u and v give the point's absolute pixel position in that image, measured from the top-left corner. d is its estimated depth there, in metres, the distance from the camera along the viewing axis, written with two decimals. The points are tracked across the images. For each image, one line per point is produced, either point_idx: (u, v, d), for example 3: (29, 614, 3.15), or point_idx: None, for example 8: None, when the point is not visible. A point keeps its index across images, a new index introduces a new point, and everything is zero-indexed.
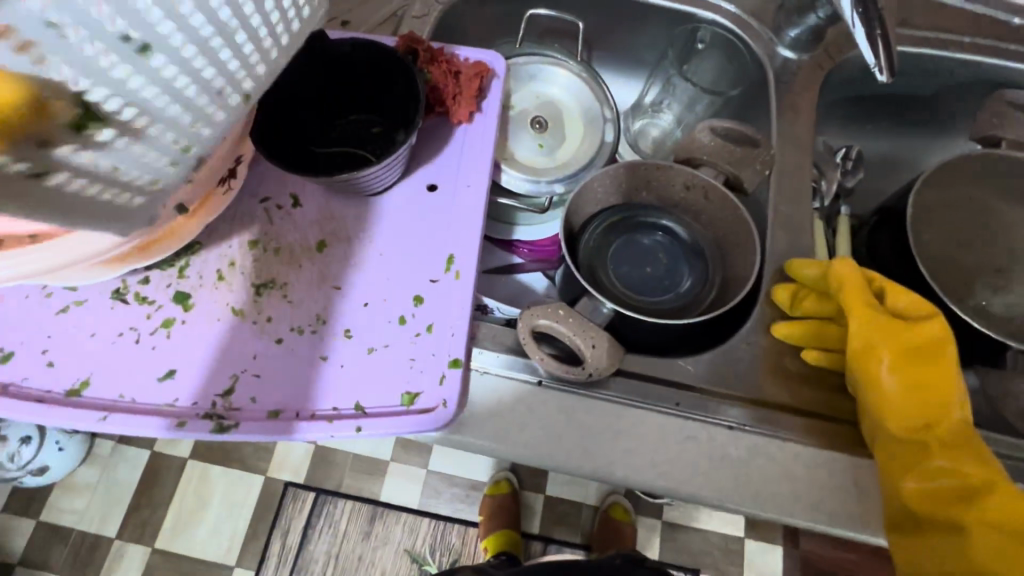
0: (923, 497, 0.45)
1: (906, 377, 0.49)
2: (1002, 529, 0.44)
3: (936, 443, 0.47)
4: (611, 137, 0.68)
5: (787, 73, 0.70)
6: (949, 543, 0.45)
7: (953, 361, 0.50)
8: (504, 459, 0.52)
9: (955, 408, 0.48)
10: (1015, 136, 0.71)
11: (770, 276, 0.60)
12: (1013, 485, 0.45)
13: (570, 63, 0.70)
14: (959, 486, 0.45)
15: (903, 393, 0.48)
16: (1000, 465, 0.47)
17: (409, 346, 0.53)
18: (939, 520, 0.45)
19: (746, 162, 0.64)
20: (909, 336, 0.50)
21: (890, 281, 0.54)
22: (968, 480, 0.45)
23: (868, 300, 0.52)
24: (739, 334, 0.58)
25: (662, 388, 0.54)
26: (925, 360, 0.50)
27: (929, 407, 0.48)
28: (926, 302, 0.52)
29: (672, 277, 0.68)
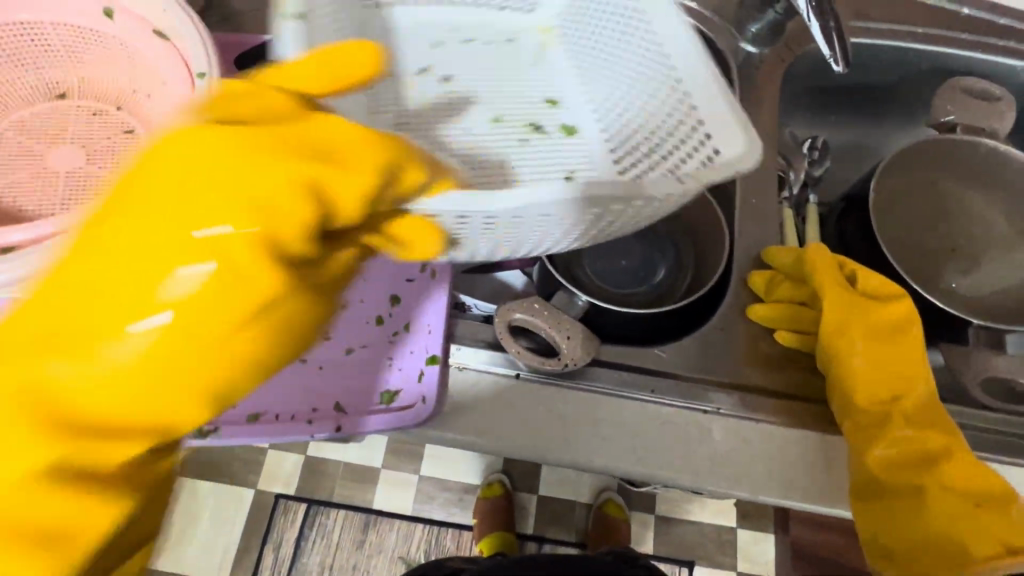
0: (883, 465, 0.47)
1: (874, 354, 0.50)
2: (957, 494, 0.45)
3: (899, 415, 0.48)
4: None
5: (749, 68, 0.72)
6: (909, 509, 0.46)
7: (918, 340, 0.51)
8: (487, 452, 0.53)
9: (919, 383, 0.50)
10: (968, 120, 0.73)
11: (743, 261, 0.62)
12: (970, 453, 0.47)
13: None
14: (919, 454, 0.47)
15: (869, 368, 0.49)
16: (961, 437, 0.48)
17: (387, 346, 0.53)
18: (900, 486, 0.46)
19: None
20: (877, 316, 0.51)
21: (861, 265, 0.55)
22: (927, 448, 0.47)
23: (838, 283, 0.53)
24: (713, 320, 0.59)
25: (639, 375, 0.55)
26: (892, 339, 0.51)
27: (895, 383, 0.50)
28: (894, 284, 0.54)
29: (647, 269, 0.69)
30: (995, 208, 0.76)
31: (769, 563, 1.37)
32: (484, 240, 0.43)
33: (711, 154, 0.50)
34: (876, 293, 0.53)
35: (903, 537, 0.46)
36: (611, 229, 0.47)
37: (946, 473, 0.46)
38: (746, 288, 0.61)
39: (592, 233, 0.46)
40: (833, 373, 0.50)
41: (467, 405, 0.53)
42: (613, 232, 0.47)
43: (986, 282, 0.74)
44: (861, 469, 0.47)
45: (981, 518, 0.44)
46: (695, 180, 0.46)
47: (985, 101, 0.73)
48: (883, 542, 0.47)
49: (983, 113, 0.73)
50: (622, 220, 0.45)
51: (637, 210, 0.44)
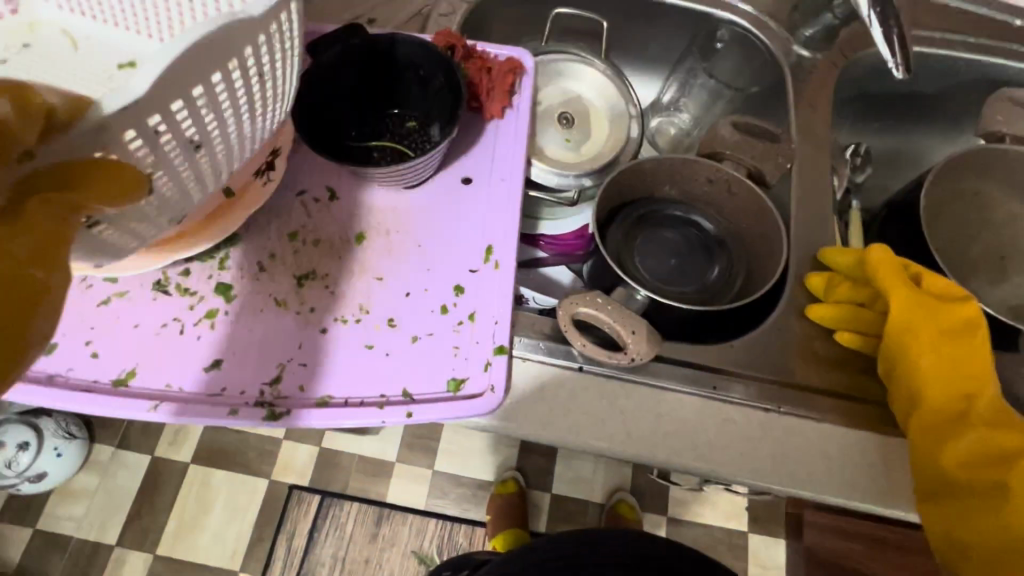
0: (961, 465, 0.47)
1: (942, 356, 0.51)
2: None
3: (972, 415, 0.49)
4: (635, 134, 0.70)
5: (802, 71, 0.72)
6: (989, 507, 0.47)
7: (987, 341, 0.52)
8: (551, 444, 0.53)
9: (992, 382, 0.50)
10: (1015, 130, 0.74)
11: (799, 264, 0.62)
12: None
13: (597, 62, 0.71)
14: (995, 452, 0.48)
15: (938, 370, 0.50)
16: None
17: (453, 335, 0.53)
18: (974, 485, 0.47)
19: (769, 156, 0.67)
20: (944, 316, 0.52)
21: (925, 267, 0.56)
22: (1002, 448, 0.48)
23: (903, 283, 0.54)
24: (769, 321, 0.60)
25: (699, 372, 0.56)
26: (961, 340, 0.51)
27: (966, 383, 0.50)
28: (959, 286, 0.54)
29: (698, 270, 0.70)
30: None
31: (777, 567, 1.38)
32: (175, 145, 0.36)
33: (273, 15, 0.37)
34: (940, 294, 0.54)
35: (982, 535, 0.47)
36: (217, 121, 0.38)
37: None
38: (802, 289, 0.61)
39: (249, 129, 0.42)
40: (904, 375, 0.51)
41: (531, 396, 0.53)
42: (211, 141, 0.39)
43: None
44: (939, 469, 0.48)
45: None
46: (246, 68, 0.38)
47: None
48: (959, 541, 0.48)
49: None
50: (211, 114, 0.37)
51: (220, 94, 0.37)
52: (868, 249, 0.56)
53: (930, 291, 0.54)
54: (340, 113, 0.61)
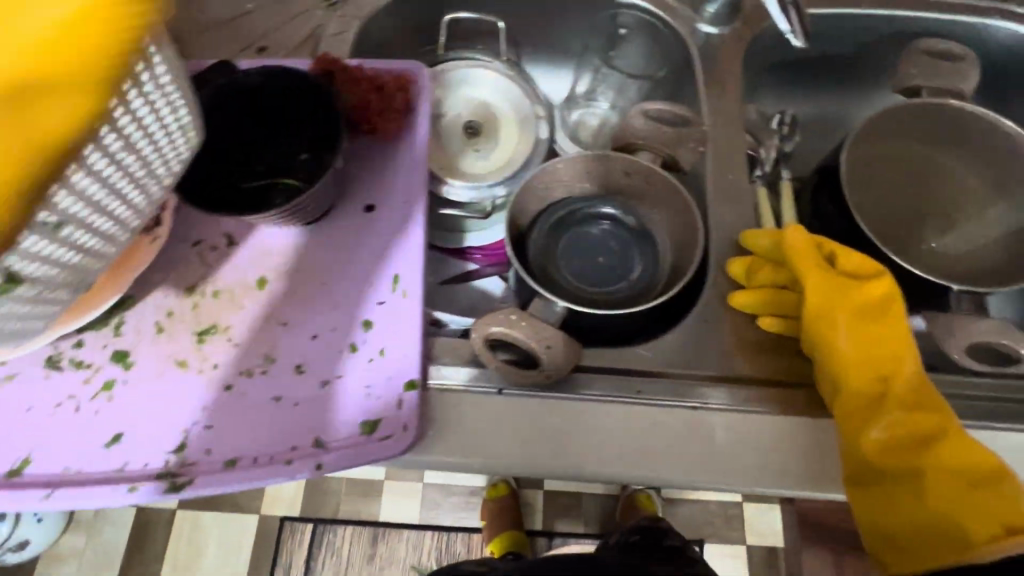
0: (885, 452, 0.47)
1: (860, 336, 0.51)
2: (957, 475, 0.46)
3: (895, 399, 0.49)
4: (545, 134, 0.67)
5: (710, 48, 0.70)
6: (913, 494, 0.47)
7: (903, 317, 0.51)
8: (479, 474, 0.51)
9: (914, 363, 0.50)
10: (932, 83, 0.73)
11: (718, 250, 0.61)
12: (960, 427, 0.48)
13: (494, 64, 0.69)
14: (916, 437, 0.48)
15: (857, 352, 0.50)
16: (953, 415, 0.49)
17: (363, 374, 0.51)
18: (898, 470, 0.47)
19: (680, 142, 0.65)
20: (860, 297, 0.51)
21: (839, 245, 0.55)
22: (923, 429, 0.48)
23: (816, 266, 0.53)
24: (693, 313, 0.58)
25: (621, 378, 0.55)
26: (874, 322, 0.51)
27: (886, 366, 0.50)
28: (872, 262, 0.54)
29: (625, 265, 0.67)
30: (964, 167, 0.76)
31: (776, 532, 1.38)
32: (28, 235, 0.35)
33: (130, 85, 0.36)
34: (857, 273, 0.53)
35: (909, 525, 0.47)
36: (79, 201, 0.38)
37: (945, 454, 0.47)
38: (724, 276, 0.60)
39: (125, 196, 0.42)
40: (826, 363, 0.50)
41: (454, 427, 0.51)
42: (79, 220, 0.39)
43: (948, 243, 0.75)
44: (861, 459, 0.48)
45: (979, 498, 0.45)
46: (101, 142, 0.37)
47: (949, 62, 0.73)
48: (887, 530, 0.47)
49: (948, 74, 0.73)
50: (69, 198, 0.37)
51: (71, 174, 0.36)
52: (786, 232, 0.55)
53: (847, 272, 0.53)
54: (228, 156, 0.56)
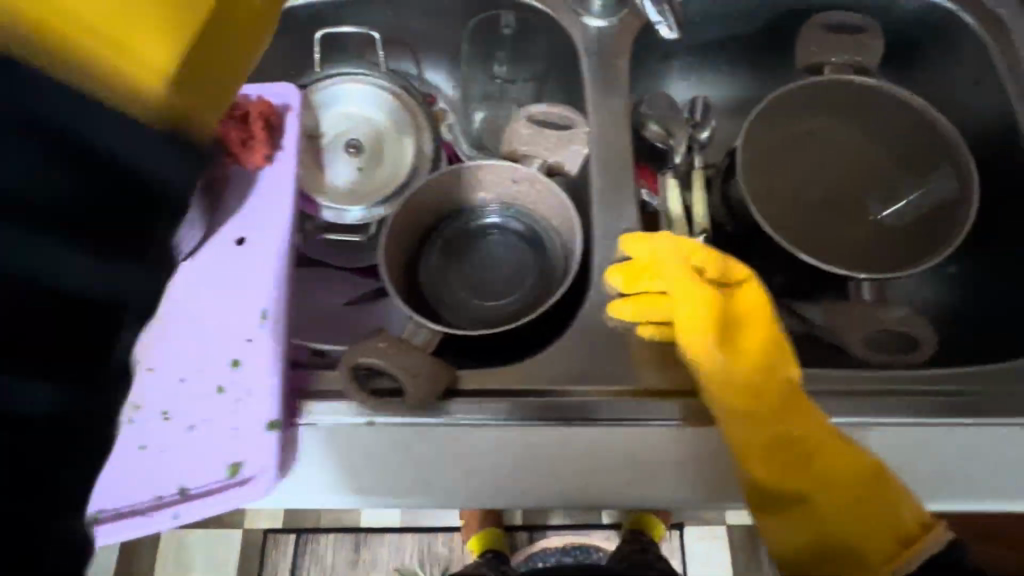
0: (775, 477, 0.48)
1: (733, 352, 0.50)
2: (844, 490, 0.47)
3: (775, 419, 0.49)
4: (429, 147, 0.65)
5: (597, 41, 0.68)
6: (806, 510, 0.48)
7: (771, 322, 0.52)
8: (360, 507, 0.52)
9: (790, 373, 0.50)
10: (835, 59, 0.70)
11: (603, 256, 0.59)
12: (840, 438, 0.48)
13: (369, 76, 0.66)
14: (802, 456, 0.48)
15: (734, 373, 0.49)
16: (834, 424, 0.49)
17: (229, 416, 0.51)
18: (790, 491, 0.48)
19: (564, 145, 0.63)
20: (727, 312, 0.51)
21: (705, 248, 0.53)
22: (806, 449, 0.48)
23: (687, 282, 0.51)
24: (577, 324, 0.57)
25: (501, 400, 0.53)
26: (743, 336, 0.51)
27: (762, 382, 0.49)
28: (737, 262, 0.54)
29: (520, 274, 0.65)
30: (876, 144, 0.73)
31: None
32: None
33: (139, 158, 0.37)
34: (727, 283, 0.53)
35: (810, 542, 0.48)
36: None
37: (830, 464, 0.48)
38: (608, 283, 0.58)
39: None
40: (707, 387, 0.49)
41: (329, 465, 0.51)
42: None
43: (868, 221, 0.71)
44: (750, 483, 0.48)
45: (868, 510, 0.46)
46: None
47: (851, 36, 0.70)
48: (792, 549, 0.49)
49: (850, 49, 0.70)
50: None
51: None
52: (658, 245, 0.54)
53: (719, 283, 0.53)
54: None
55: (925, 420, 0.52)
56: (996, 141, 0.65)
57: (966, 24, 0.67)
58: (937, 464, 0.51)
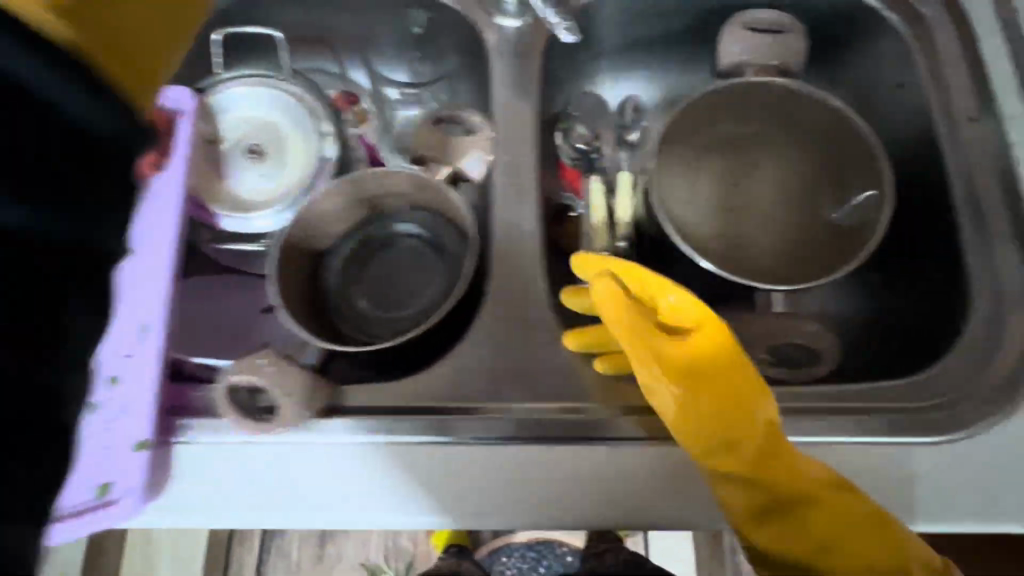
0: (780, 543, 0.46)
1: (710, 410, 0.48)
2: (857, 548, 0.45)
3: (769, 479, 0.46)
4: (331, 152, 0.63)
5: (507, 41, 0.65)
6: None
7: (743, 368, 0.49)
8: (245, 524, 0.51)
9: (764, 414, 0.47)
10: (757, 59, 0.68)
11: (499, 268, 0.58)
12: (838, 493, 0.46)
13: (276, 81, 0.65)
14: (803, 517, 0.46)
15: (717, 435, 0.47)
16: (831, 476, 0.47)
17: (99, 435, 0.50)
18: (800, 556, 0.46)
19: (466, 152, 0.61)
20: (691, 358, 0.49)
21: (660, 294, 0.52)
22: (805, 509, 0.46)
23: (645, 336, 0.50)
24: (469, 338, 0.56)
25: (380, 418, 0.52)
26: (705, 379, 0.48)
27: (738, 435, 0.47)
28: (693, 301, 0.51)
29: (422, 283, 0.64)
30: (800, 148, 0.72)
31: None
32: None
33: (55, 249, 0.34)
34: (680, 323, 0.51)
35: None
36: None
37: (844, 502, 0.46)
38: (503, 296, 0.57)
39: None
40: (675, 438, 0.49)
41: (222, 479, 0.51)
42: None
43: (787, 231, 0.70)
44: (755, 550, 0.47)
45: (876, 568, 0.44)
46: None
47: (771, 36, 0.67)
48: None
49: (771, 50, 0.67)
50: None
51: None
52: (597, 292, 0.53)
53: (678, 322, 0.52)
54: None
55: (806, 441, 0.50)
56: (917, 146, 0.64)
57: (890, 23, 0.65)
58: None
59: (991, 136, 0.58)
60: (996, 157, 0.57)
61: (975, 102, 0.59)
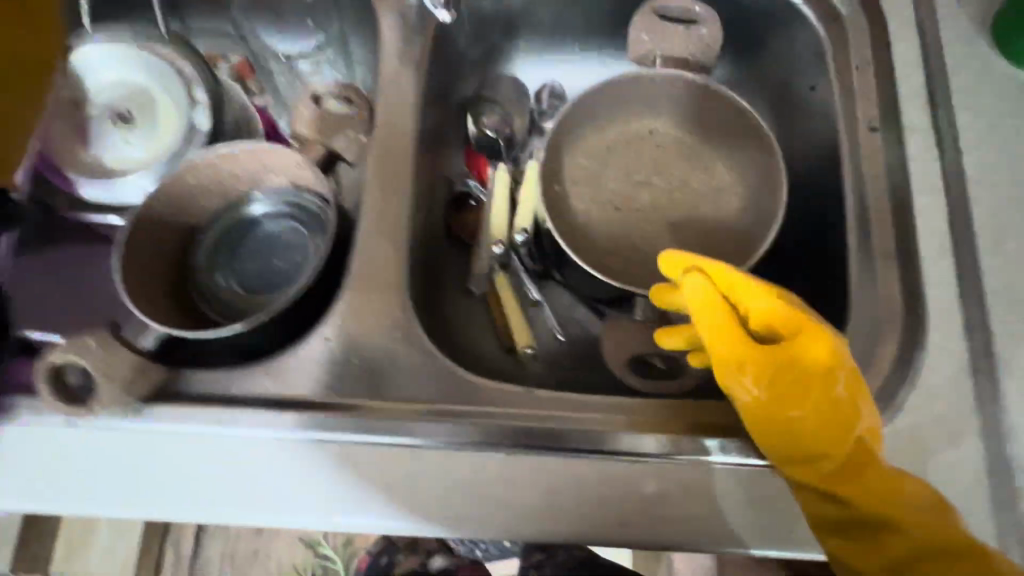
0: (855, 548, 0.44)
1: (784, 409, 0.45)
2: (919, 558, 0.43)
3: (831, 484, 0.44)
4: (202, 123, 0.60)
5: (399, 24, 0.63)
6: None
7: (844, 365, 0.45)
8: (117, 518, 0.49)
9: (846, 435, 0.44)
10: (666, 51, 0.65)
11: (361, 257, 0.55)
12: (909, 502, 0.44)
13: (151, 44, 0.61)
14: (868, 523, 0.44)
15: (802, 435, 0.45)
16: (901, 484, 0.44)
17: None
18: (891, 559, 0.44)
19: (340, 131, 0.59)
20: (778, 354, 0.46)
21: (737, 286, 0.48)
22: (884, 515, 0.44)
23: (736, 327, 0.47)
24: (321, 329, 0.53)
25: (212, 408, 0.50)
26: (825, 384, 0.45)
27: (829, 436, 0.44)
28: (774, 297, 0.47)
29: (292, 267, 0.61)
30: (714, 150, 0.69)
31: None
32: None
33: None
34: (774, 329, 0.47)
35: None
36: None
37: (886, 529, 0.44)
38: (363, 286, 0.55)
39: None
40: (770, 447, 0.46)
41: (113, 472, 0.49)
42: None
43: (686, 234, 0.67)
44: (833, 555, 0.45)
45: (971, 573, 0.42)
46: None
47: (683, 26, 0.64)
48: None
49: (681, 41, 0.65)
50: None
51: None
52: (687, 285, 0.49)
53: (754, 328, 0.48)
54: None
55: (645, 456, 0.48)
56: (820, 154, 0.61)
57: (806, 21, 0.61)
58: (654, 502, 0.48)
59: (887, 149, 0.55)
60: (889, 172, 0.55)
61: (878, 112, 0.56)
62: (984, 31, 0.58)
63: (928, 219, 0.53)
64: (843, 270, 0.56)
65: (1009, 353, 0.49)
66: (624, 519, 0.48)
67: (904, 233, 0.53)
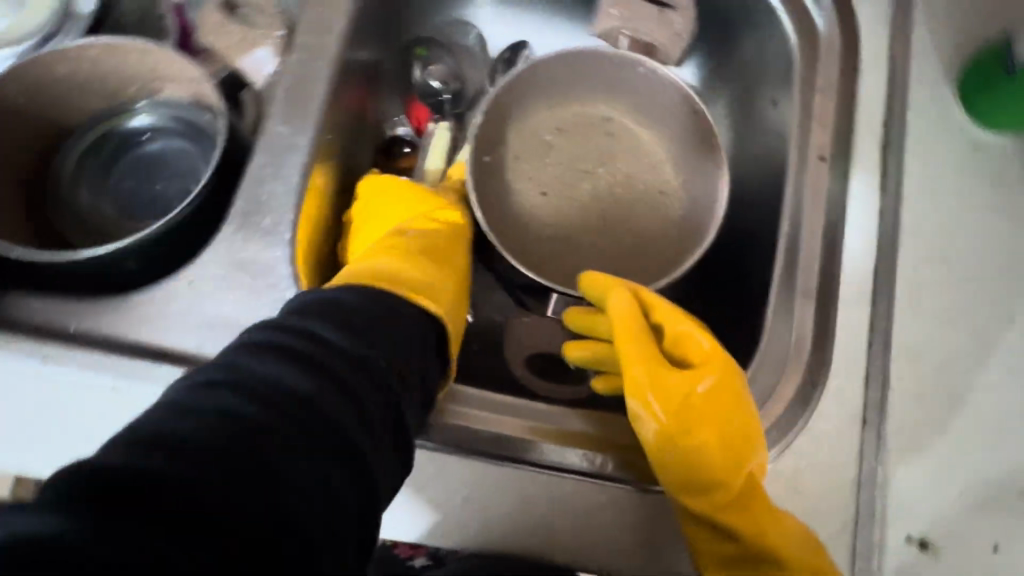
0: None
1: (683, 434, 0.43)
2: None
3: (719, 518, 0.42)
4: (89, 8, 0.53)
5: None
6: None
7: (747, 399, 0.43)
8: None
9: (741, 472, 0.42)
10: (634, 31, 0.60)
11: (247, 199, 0.48)
12: (796, 548, 0.41)
13: None
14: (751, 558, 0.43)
15: (696, 464, 0.42)
16: (790, 529, 0.42)
17: None
18: None
19: (246, 48, 0.52)
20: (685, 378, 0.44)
21: (660, 304, 0.47)
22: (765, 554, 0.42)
23: (648, 346, 0.45)
24: (185, 270, 0.47)
25: (36, 340, 0.44)
26: (728, 415, 0.42)
27: (724, 469, 0.42)
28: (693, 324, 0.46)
29: (165, 195, 0.54)
30: (667, 153, 0.65)
31: None
32: None
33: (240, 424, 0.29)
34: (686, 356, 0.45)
35: None
36: None
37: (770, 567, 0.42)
38: (245, 232, 0.48)
39: None
40: (665, 474, 0.42)
41: (71, 439, 0.43)
42: None
43: (622, 236, 0.64)
44: None
45: None
46: None
47: (656, 9, 0.60)
48: None
49: (651, 25, 0.60)
50: None
51: None
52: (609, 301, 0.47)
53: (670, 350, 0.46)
54: None
55: (526, 466, 0.45)
56: (767, 177, 0.58)
57: (782, 29, 0.57)
58: (518, 513, 0.44)
59: (831, 184, 0.53)
60: (827, 207, 0.52)
61: (831, 140, 0.53)
62: (950, 77, 0.56)
63: (853, 261, 0.51)
64: (762, 301, 0.54)
65: (902, 411, 0.48)
66: (481, 530, 0.44)
67: (827, 274, 0.51)
